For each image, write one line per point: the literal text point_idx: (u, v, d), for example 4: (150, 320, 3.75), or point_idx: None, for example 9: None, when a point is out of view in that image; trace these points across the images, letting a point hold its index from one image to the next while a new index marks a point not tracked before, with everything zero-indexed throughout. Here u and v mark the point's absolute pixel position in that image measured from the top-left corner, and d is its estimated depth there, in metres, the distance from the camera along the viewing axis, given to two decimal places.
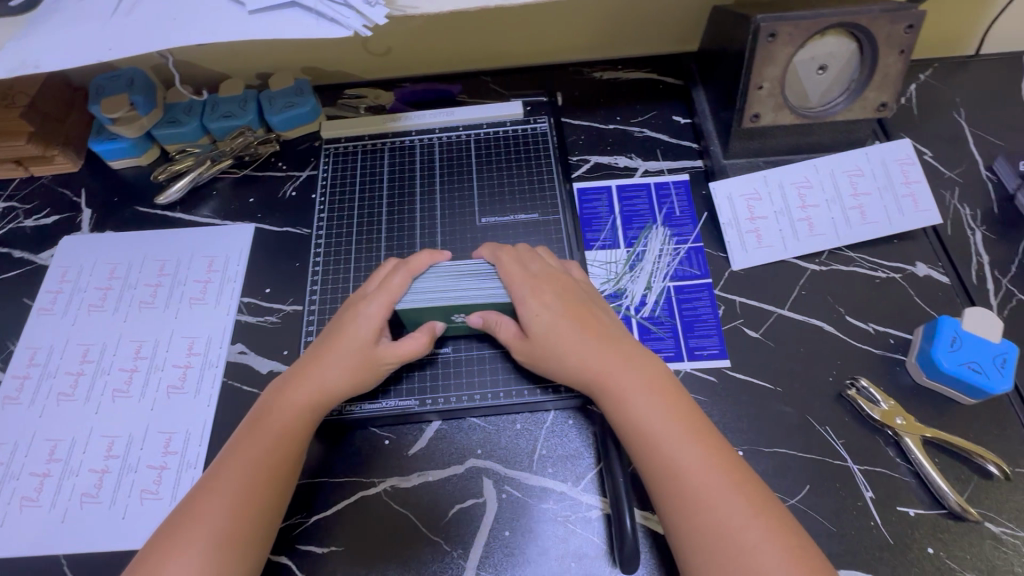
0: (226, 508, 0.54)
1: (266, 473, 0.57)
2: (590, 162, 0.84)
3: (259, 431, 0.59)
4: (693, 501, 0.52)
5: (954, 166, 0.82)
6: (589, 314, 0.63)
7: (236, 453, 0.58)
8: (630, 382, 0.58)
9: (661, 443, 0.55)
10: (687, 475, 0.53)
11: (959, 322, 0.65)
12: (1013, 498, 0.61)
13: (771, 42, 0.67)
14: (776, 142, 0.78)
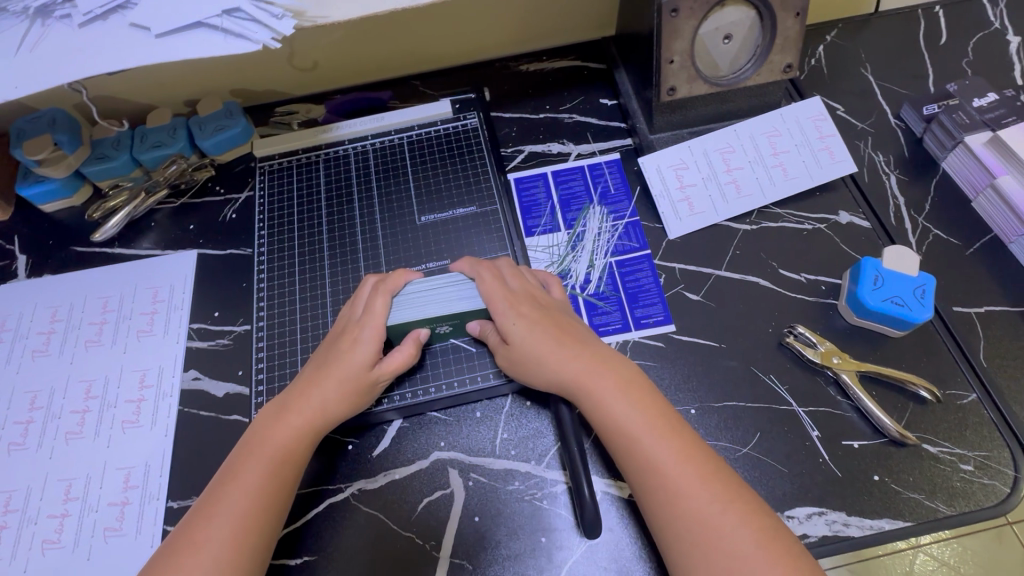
0: (215, 556, 0.53)
1: (259, 517, 0.56)
2: (524, 152, 0.88)
3: (245, 463, 0.58)
4: (670, 498, 0.53)
5: (865, 117, 0.86)
6: (563, 324, 0.64)
7: (220, 487, 0.57)
8: (607, 386, 0.59)
9: (641, 444, 0.56)
10: (668, 472, 0.54)
11: (880, 262, 0.69)
12: (947, 419, 0.64)
13: (674, 17, 0.70)
14: (697, 112, 0.81)
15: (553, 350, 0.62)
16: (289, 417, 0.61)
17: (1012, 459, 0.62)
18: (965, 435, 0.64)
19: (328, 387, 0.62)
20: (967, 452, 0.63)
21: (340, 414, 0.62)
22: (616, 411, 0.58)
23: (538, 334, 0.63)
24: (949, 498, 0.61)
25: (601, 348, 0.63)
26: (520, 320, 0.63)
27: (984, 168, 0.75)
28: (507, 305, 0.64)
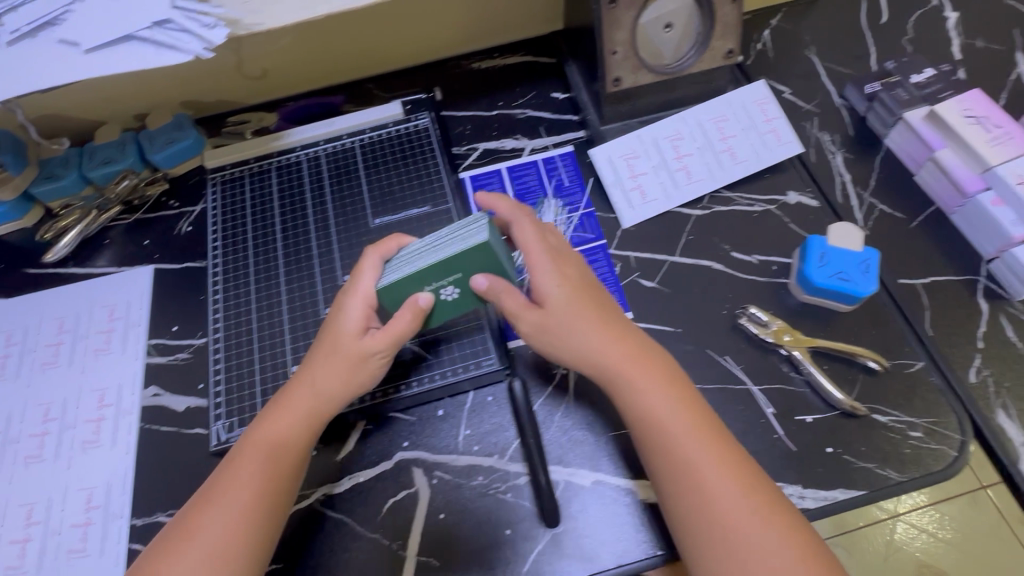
0: (224, 538, 0.54)
1: (266, 500, 0.57)
2: (478, 149, 0.88)
3: (255, 452, 0.59)
4: (694, 487, 0.54)
5: (810, 98, 0.88)
6: (603, 307, 0.63)
7: (228, 472, 0.58)
8: (647, 380, 0.59)
9: (677, 441, 0.56)
10: (701, 467, 0.54)
11: (826, 239, 0.71)
12: (897, 389, 0.66)
13: (613, 7, 0.71)
14: (646, 101, 0.82)
15: (593, 332, 0.61)
16: (295, 409, 0.61)
17: (959, 424, 0.63)
18: (913, 403, 0.65)
19: (322, 371, 0.61)
20: (915, 419, 0.64)
21: (342, 398, 0.62)
22: (656, 406, 0.58)
23: (581, 313, 0.61)
24: (900, 465, 0.62)
25: (643, 342, 0.62)
26: (557, 301, 0.61)
27: (924, 143, 0.76)
28: (541, 267, 0.62)
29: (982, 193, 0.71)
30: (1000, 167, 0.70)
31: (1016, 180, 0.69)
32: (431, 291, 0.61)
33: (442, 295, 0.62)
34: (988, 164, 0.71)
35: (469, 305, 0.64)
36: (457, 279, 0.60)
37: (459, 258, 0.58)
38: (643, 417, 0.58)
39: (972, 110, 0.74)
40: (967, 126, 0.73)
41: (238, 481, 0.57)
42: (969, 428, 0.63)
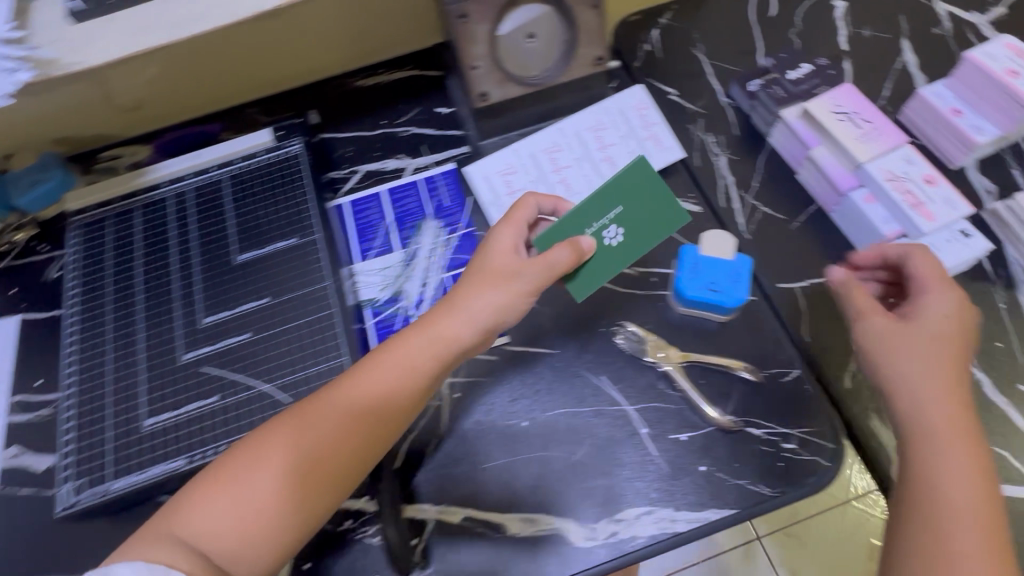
0: (269, 497, 0.51)
1: (327, 463, 0.53)
2: (360, 172, 0.85)
3: (309, 413, 0.55)
4: (937, 545, 0.49)
5: (696, 99, 0.86)
6: (959, 366, 0.55)
7: (260, 439, 0.54)
8: (953, 450, 0.52)
9: (960, 510, 0.49)
10: (959, 514, 0.49)
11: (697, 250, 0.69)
12: (773, 399, 0.64)
13: (466, 21, 0.69)
14: (521, 113, 0.80)
15: (925, 365, 0.55)
16: (430, 340, 0.59)
17: (832, 432, 0.62)
18: (789, 412, 0.63)
19: (473, 294, 0.61)
20: (790, 429, 0.63)
21: (470, 335, 0.60)
22: (945, 468, 0.51)
23: (930, 357, 0.55)
24: (773, 479, 0.61)
25: (968, 401, 0.54)
26: (920, 342, 0.56)
27: (800, 141, 0.75)
28: (939, 298, 0.57)
29: (856, 191, 0.71)
30: (870, 164, 0.71)
31: (885, 177, 0.70)
32: (591, 235, 0.64)
33: (606, 238, 0.64)
34: (860, 162, 0.71)
35: (627, 254, 0.64)
36: (619, 214, 0.64)
37: (606, 190, 0.63)
38: (919, 472, 0.52)
39: (842, 106, 0.74)
40: (837, 122, 0.73)
41: (303, 444, 0.53)
42: (841, 435, 0.62)
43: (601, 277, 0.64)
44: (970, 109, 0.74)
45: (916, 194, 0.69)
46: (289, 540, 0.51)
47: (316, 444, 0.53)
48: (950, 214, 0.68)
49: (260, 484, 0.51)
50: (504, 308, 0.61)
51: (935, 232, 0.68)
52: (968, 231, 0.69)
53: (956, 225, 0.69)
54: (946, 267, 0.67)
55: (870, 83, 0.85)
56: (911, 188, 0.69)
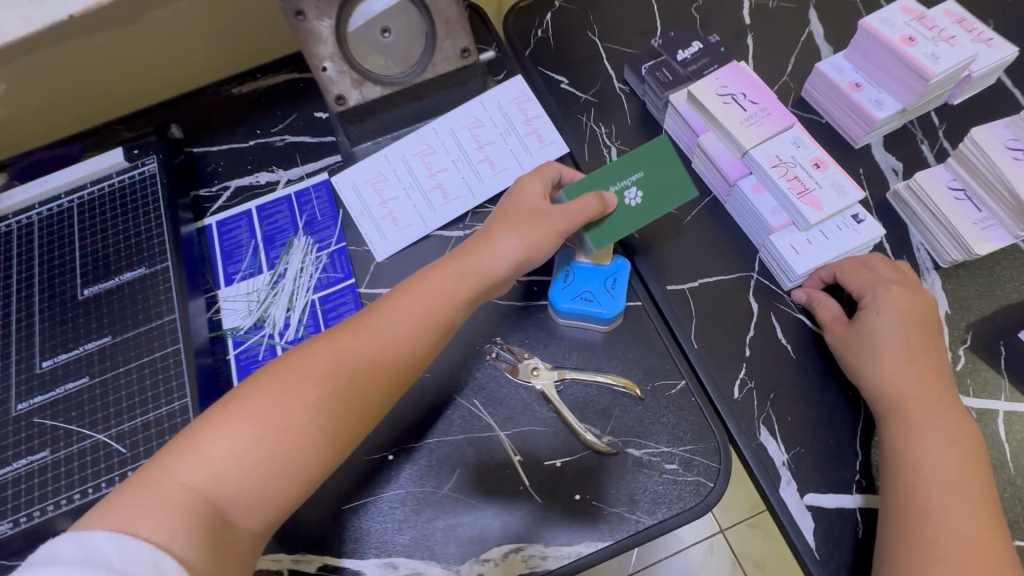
0: (303, 424, 0.49)
1: (359, 395, 0.52)
2: (230, 188, 0.79)
3: (327, 351, 0.53)
4: (919, 521, 0.48)
5: (588, 88, 0.80)
6: (929, 355, 0.55)
7: (321, 352, 0.53)
8: (935, 426, 0.51)
9: (931, 483, 0.49)
10: (933, 487, 0.49)
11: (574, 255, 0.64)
12: (655, 415, 0.59)
13: (303, 20, 0.63)
14: (392, 115, 0.73)
15: (920, 350, 0.55)
16: (453, 278, 0.59)
17: (717, 449, 0.57)
18: (672, 429, 0.58)
19: (506, 231, 0.61)
20: (672, 448, 0.58)
21: (502, 271, 0.60)
22: (923, 443, 0.51)
23: (910, 355, 0.54)
24: (652, 505, 0.56)
25: (942, 368, 0.54)
26: (884, 331, 0.56)
27: (688, 128, 0.69)
28: (882, 299, 0.57)
29: (742, 179, 0.65)
30: (755, 149, 0.65)
31: (770, 163, 0.64)
32: (614, 192, 0.61)
33: (627, 198, 0.61)
34: (743, 149, 0.65)
35: (644, 217, 0.61)
36: (642, 178, 0.61)
37: (634, 153, 0.61)
38: (902, 458, 0.51)
39: (728, 87, 0.68)
40: (721, 105, 0.66)
41: (343, 367, 0.53)
42: (726, 452, 0.57)
43: (615, 234, 0.61)
44: (871, 81, 0.68)
45: (804, 180, 0.63)
46: (303, 480, 0.49)
47: (315, 393, 0.51)
48: (838, 201, 0.62)
49: (259, 429, 0.48)
50: (530, 248, 0.61)
51: (824, 221, 0.62)
52: (861, 216, 0.63)
53: (849, 211, 0.63)
54: (836, 258, 0.61)
55: (774, 58, 0.78)
56: (798, 174, 0.63)
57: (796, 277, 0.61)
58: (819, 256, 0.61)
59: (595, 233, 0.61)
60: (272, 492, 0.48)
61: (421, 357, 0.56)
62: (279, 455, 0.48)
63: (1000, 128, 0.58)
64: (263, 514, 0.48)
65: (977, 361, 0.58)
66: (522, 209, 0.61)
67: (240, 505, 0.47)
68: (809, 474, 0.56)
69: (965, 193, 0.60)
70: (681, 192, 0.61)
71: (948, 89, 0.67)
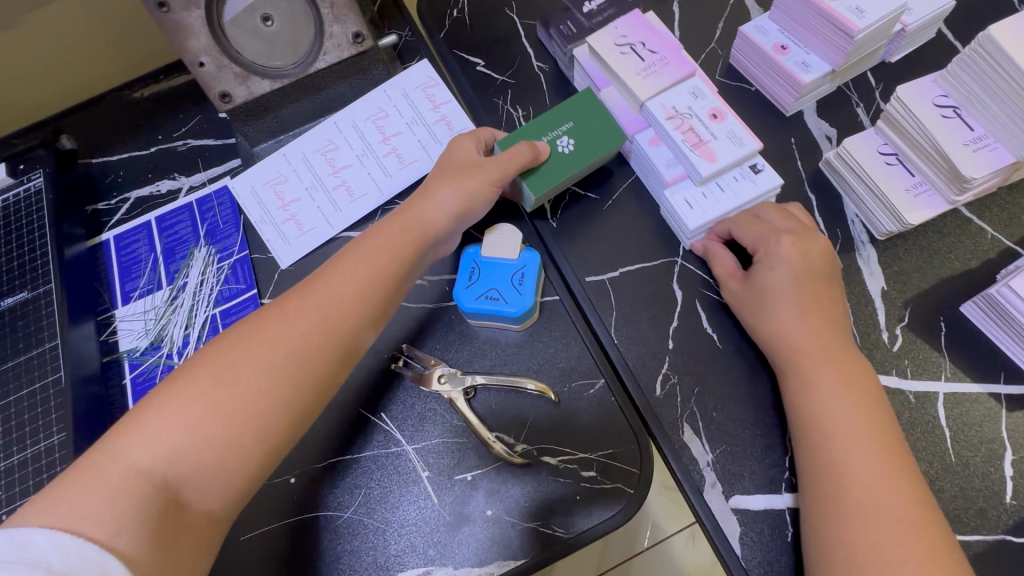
0: (257, 389, 0.44)
1: (315, 354, 0.47)
2: (130, 199, 0.73)
3: (277, 312, 0.48)
4: (829, 467, 0.45)
5: (506, 67, 0.73)
6: (827, 297, 0.51)
7: (271, 315, 0.48)
8: (830, 373, 0.48)
9: (833, 440, 0.45)
10: (835, 434, 0.45)
11: (481, 250, 0.59)
12: (572, 418, 0.55)
13: (168, 12, 0.57)
14: (291, 111, 0.68)
15: (822, 315, 0.50)
16: (401, 234, 0.54)
17: (637, 453, 0.53)
18: (588, 433, 0.55)
19: (446, 183, 0.56)
20: (588, 454, 0.54)
21: (447, 222, 0.56)
22: (821, 400, 0.47)
23: (807, 305, 0.50)
24: (568, 515, 0.53)
25: (839, 322, 0.50)
26: (778, 298, 0.51)
27: (592, 81, 0.65)
28: (773, 249, 0.53)
29: (641, 134, 0.61)
30: (651, 101, 0.60)
31: (665, 115, 0.59)
32: (547, 142, 0.60)
33: (559, 147, 0.60)
34: (640, 100, 0.60)
35: (579, 164, 0.59)
36: (573, 127, 0.60)
37: (564, 105, 0.61)
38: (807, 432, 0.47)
39: (628, 36, 0.63)
40: (618, 55, 0.62)
41: (296, 326, 0.47)
42: (646, 455, 0.53)
43: (550, 181, 0.59)
44: (798, 42, 0.63)
45: (699, 132, 0.59)
46: (259, 451, 0.44)
47: (262, 360, 0.45)
48: (733, 151, 0.58)
49: (203, 404, 0.43)
50: (472, 199, 0.56)
51: (720, 173, 0.58)
52: (759, 166, 0.59)
53: (748, 161, 0.59)
54: (732, 211, 0.58)
55: (703, 22, 0.71)
56: (693, 126, 0.59)
57: (690, 233, 0.58)
58: (713, 210, 0.58)
59: (529, 179, 0.59)
60: (231, 469, 0.43)
61: (375, 316, 0.51)
62: (230, 430, 0.43)
63: (928, 85, 0.54)
64: (224, 494, 0.43)
65: (914, 339, 0.53)
66: (455, 162, 0.57)
67: (198, 485, 0.42)
68: (735, 474, 0.52)
69: (897, 157, 0.56)
70: (614, 140, 0.60)
71: (883, 45, 0.62)
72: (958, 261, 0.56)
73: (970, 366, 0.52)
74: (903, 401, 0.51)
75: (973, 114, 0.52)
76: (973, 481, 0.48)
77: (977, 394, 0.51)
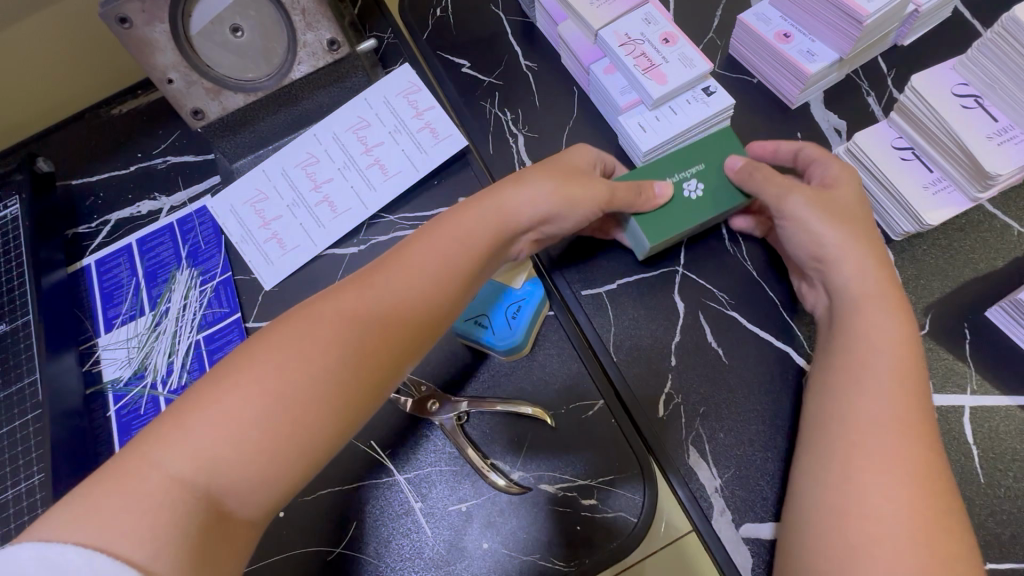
0: (315, 389, 0.38)
1: (375, 360, 0.41)
2: (110, 222, 0.70)
3: (345, 308, 0.42)
4: (848, 366, 0.42)
5: (493, 69, 0.69)
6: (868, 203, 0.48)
7: (338, 311, 0.42)
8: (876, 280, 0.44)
9: (864, 344, 0.42)
10: (870, 334, 0.42)
11: None
12: (571, 443, 0.52)
13: (131, 28, 0.54)
14: (268, 123, 0.65)
15: (878, 276, 0.44)
16: (478, 226, 0.48)
17: (640, 479, 0.51)
18: (588, 458, 0.52)
19: (544, 180, 0.50)
20: (588, 479, 0.51)
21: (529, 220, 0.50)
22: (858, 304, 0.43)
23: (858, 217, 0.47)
24: (569, 548, 0.50)
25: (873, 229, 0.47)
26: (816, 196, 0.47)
27: (550, 17, 0.65)
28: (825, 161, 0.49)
29: (597, 64, 0.61)
30: (604, 29, 0.60)
31: (618, 42, 0.59)
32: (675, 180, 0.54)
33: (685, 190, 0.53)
34: (593, 29, 0.60)
35: (702, 215, 0.52)
36: (703, 171, 0.54)
37: (701, 145, 0.55)
38: (836, 412, 0.41)
39: None
40: None
41: (357, 324, 0.41)
42: (650, 480, 0.50)
43: (673, 228, 0.52)
44: (802, 29, 0.58)
45: (650, 56, 0.59)
46: (311, 461, 0.38)
47: (326, 358, 0.39)
48: (684, 73, 0.58)
49: (263, 398, 0.37)
50: (566, 208, 0.50)
51: (672, 96, 0.58)
52: (712, 88, 0.59)
53: (700, 85, 0.59)
54: (681, 133, 0.58)
55: (700, 13, 0.67)
56: (646, 51, 0.59)
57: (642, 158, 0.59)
58: (665, 133, 0.58)
59: (647, 222, 0.53)
60: (277, 481, 0.37)
61: (441, 314, 0.46)
62: (282, 433, 0.37)
63: (947, 72, 0.49)
64: (267, 502, 0.37)
65: (936, 349, 0.49)
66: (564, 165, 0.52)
67: (241, 495, 0.36)
68: (745, 501, 0.48)
69: (913, 152, 0.52)
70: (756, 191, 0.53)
71: (894, 29, 0.57)
72: (982, 261, 0.52)
73: (998, 376, 0.48)
74: None
75: (996, 103, 0.48)
76: (1003, 502, 0.45)
77: (1007, 407, 0.47)
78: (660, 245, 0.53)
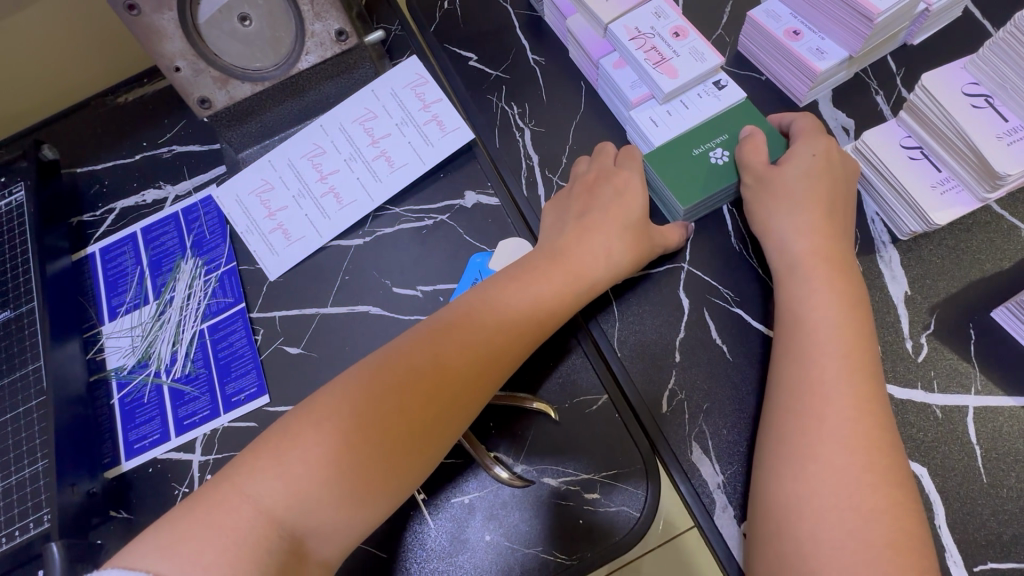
0: (389, 441, 0.41)
1: (445, 412, 0.44)
2: (115, 210, 0.69)
3: (418, 359, 0.44)
4: (795, 344, 0.45)
5: (500, 62, 0.68)
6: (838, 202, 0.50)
7: (413, 363, 0.44)
8: (822, 275, 0.46)
9: (812, 322, 0.45)
10: (816, 312, 0.45)
11: (487, 263, 0.59)
12: (573, 436, 0.53)
13: (139, 15, 0.54)
14: (274, 113, 0.65)
15: (853, 280, 0.47)
16: (553, 277, 0.51)
17: (644, 475, 0.51)
18: (592, 452, 0.52)
19: (608, 240, 0.53)
20: (591, 474, 0.51)
21: (603, 280, 0.53)
22: (808, 293, 0.46)
23: (824, 218, 0.49)
24: (571, 543, 0.50)
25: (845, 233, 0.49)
26: (788, 195, 0.50)
27: (559, 11, 0.65)
28: (798, 155, 0.52)
29: (606, 58, 0.61)
30: (615, 23, 0.60)
31: (628, 36, 0.59)
32: (700, 150, 0.57)
33: (711, 158, 0.56)
34: (603, 23, 0.60)
35: (730, 179, 0.55)
36: (727, 140, 0.57)
37: (720, 117, 0.58)
38: (789, 385, 0.43)
39: None
40: None
41: (430, 377, 0.44)
42: (653, 476, 0.50)
43: (699, 192, 0.55)
44: (812, 26, 0.58)
45: (661, 50, 0.58)
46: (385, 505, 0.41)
47: (400, 413, 0.42)
48: (694, 68, 0.58)
49: (354, 449, 0.40)
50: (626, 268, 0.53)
51: (683, 90, 0.58)
52: (723, 82, 0.59)
53: (711, 78, 0.59)
54: (695, 125, 0.58)
55: (709, 8, 0.66)
56: (656, 44, 0.59)
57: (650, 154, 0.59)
58: (678, 127, 0.58)
59: (679, 188, 0.55)
60: (355, 522, 0.40)
61: (514, 366, 0.48)
62: (369, 482, 0.40)
63: (957, 71, 0.49)
64: (346, 544, 0.41)
65: (940, 348, 0.50)
66: (619, 219, 0.54)
67: (322, 537, 0.40)
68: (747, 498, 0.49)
69: (921, 151, 0.52)
70: (773, 152, 0.55)
71: (904, 27, 0.57)
72: (989, 261, 0.52)
73: (1002, 376, 0.48)
74: (930, 417, 0.48)
75: (1006, 103, 0.47)
76: (1005, 502, 0.45)
77: (1010, 407, 0.47)
78: (694, 210, 0.56)
